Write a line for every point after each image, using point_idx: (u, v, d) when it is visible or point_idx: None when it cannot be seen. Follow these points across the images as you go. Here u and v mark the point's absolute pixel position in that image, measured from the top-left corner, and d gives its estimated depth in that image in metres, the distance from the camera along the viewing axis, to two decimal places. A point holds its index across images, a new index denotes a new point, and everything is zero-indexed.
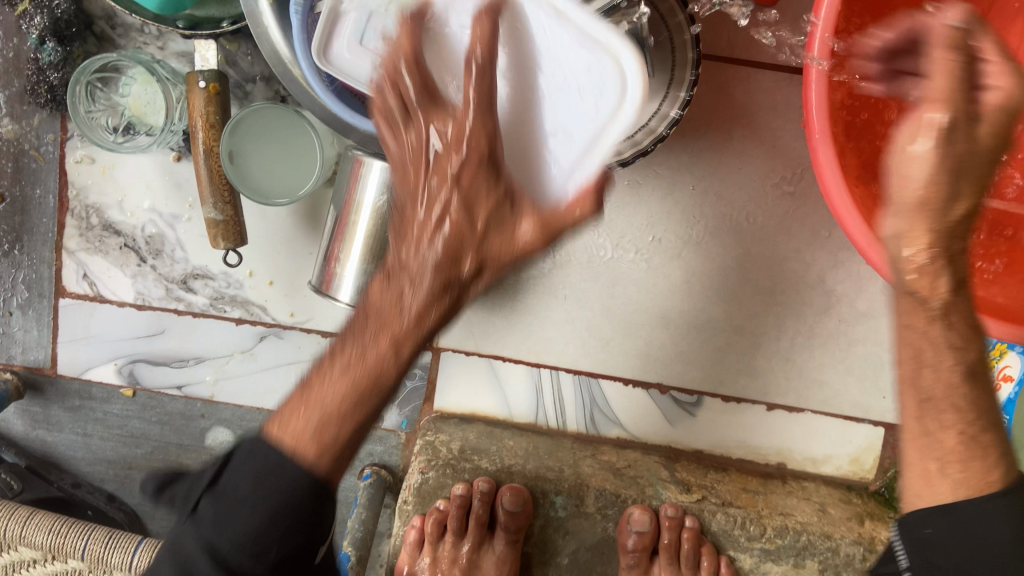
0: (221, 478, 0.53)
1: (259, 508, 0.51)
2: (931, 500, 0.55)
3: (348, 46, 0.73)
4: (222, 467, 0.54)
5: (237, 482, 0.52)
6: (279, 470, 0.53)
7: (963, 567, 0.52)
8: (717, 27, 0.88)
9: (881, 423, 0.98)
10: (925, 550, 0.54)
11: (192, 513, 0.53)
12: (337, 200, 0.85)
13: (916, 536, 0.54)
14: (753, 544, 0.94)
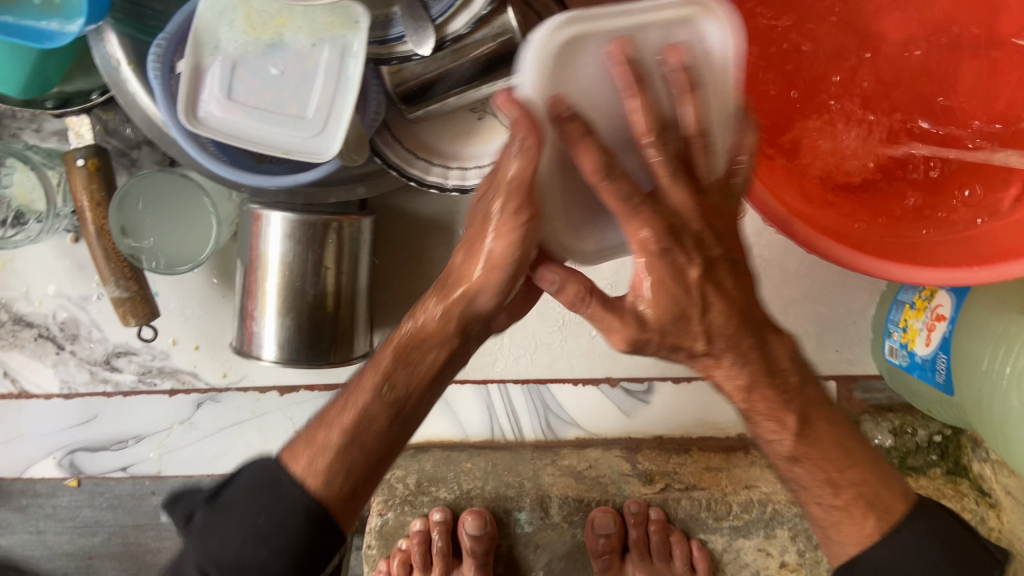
0: (222, 492, 0.60)
1: (246, 526, 0.57)
2: (897, 570, 0.63)
3: (218, 104, 0.70)
4: (225, 483, 0.61)
5: (233, 495, 0.59)
6: (274, 483, 0.58)
7: None
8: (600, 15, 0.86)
9: (832, 377, 0.98)
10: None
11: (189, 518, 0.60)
12: (241, 255, 0.82)
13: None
14: (722, 523, 0.93)
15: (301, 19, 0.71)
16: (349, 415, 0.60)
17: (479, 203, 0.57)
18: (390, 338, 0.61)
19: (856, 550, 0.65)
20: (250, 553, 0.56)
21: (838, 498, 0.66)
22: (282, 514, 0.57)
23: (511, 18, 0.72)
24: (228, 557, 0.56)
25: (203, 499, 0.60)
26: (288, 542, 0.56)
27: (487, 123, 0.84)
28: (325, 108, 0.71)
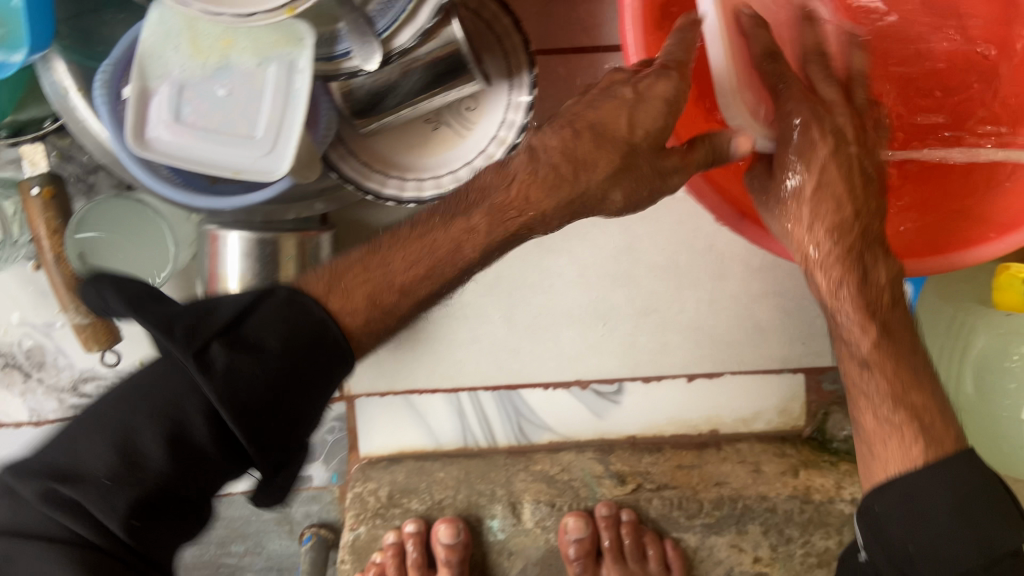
0: (241, 327, 0.57)
1: (278, 360, 0.57)
2: (901, 500, 0.65)
3: (165, 127, 0.71)
4: (240, 316, 0.58)
5: (266, 334, 0.58)
6: (310, 327, 0.60)
7: (909, 534, 0.64)
8: (552, 22, 0.87)
9: (799, 369, 0.99)
10: (877, 526, 0.66)
11: (200, 353, 0.55)
12: (201, 276, 0.83)
13: (871, 517, 0.67)
14: (693, 521, 0.96)
15: (245, 38, 0.71)
16: (399, 258, 0.65)
17: (585, 106, 0.64)
18: (468, 187, 0.67)
19: (891, 474, 0.66)
20: (279, 405, 0.57)
21: (895, 413, 0.68)
22: (315, 351, 0.59)
23: (456, 29, 0.72)
24: (253, 406, 0.55)
25: (211, 329, 0.56)
26: (286, 385, 0.57)
27: (442, 133, 0.84)
28: (274, 127, 0.71)
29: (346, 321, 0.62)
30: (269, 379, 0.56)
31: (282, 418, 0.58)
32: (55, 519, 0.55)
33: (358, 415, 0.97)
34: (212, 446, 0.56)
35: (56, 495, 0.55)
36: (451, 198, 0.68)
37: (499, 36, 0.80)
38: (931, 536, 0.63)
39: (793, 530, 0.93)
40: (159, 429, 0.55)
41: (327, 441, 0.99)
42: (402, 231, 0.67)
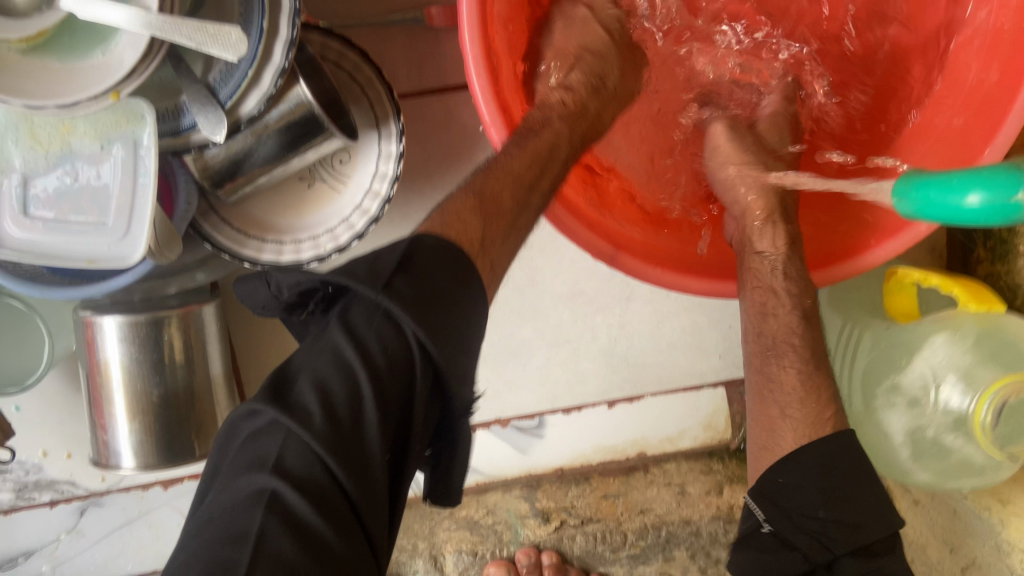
0: (409, 267, 0.50)
1: (439, 292, 0.50)
2: (791, 461, 0.64)
3: (13, 222, 0.68)
4: (403, 264, 0.50)
5: (427, 270, 0.50)
6: (457, 255, 0.53)
7: (802, 488, 0.63)
8: (422, 64, 0.86)
9: (720, 383, 0.97)
10: (776, 495, 0.63)
11: (389, 283, 0.48)
12: (83, 361, 0.80)
13: (771, 486, 0.64)
14: (619, 553, 0.99)
15: (85, 123, 0.69)
16: (470, 216, 0.57)
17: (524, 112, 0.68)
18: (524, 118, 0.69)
19: (800, 438, 0.65)
20: (459, 339, 0.50)
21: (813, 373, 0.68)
22: (451, 289, 0.50)
23: (304, 90, 0.70)
24: (435, 330, 0.48)
25: (389, 267, 0.50)
26: (464, 314, 0.50)
27: (317, 190, 0.82)
28: (125, 211, 0.68)
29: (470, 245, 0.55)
30: (445, 289, 0.50)
31: (458, 352, 0.49)
32: (274, 520, 0.43)
33: None
34: (401, 369, 0.48)
35: (291, 459, 0.45)
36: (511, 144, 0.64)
37: (363, 86, 0.78)
38: (830, 495, 0.62)
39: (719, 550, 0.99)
40: (350, 386, 0.47)
41: None
42: (488, 176, 0.61)
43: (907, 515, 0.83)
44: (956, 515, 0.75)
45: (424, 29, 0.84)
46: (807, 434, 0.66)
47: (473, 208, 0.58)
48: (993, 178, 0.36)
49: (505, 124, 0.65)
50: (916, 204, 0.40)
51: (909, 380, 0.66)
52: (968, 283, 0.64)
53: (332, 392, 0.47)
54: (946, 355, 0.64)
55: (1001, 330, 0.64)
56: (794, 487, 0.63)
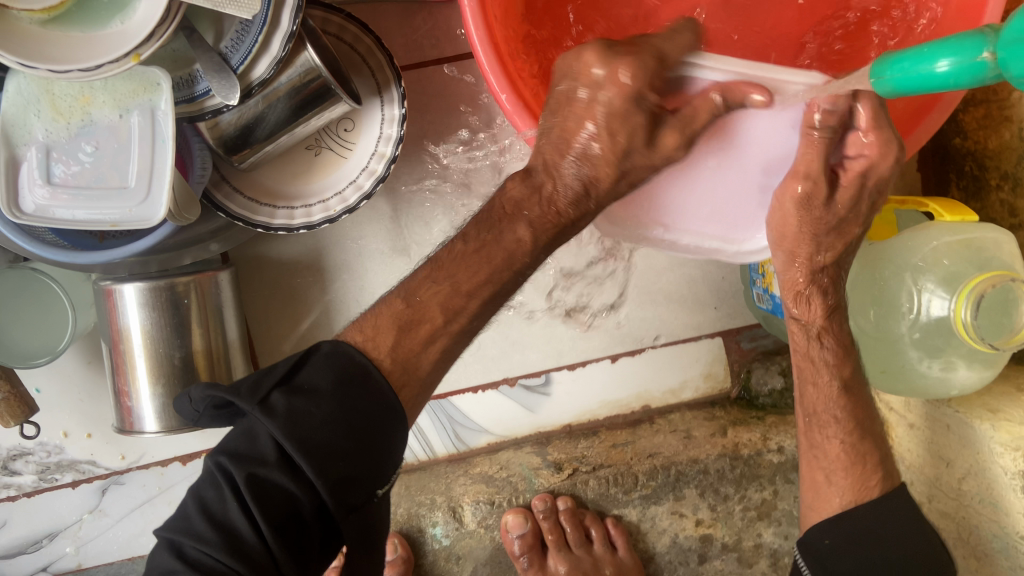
0: (296, 376, 0.60)
1: (324, 401, 0.59)
2: (827, 512, 0.72)
3: (39, 190, 0.71)
4: (295, 368, 0.61)
5: (315, 379, 0.60)
6: (354, 371, 0.61)
7: (859, 558, 0.69)
8: (417, 35, 0.90)
9: (717, 333, 1.01)
10: (826, 556, 0.70)
11: (267, 398, 0.59)
12: (104, 334, 0.82)
13: (817, 546, 0.71)
14: (632, 495, 0.94)
15: (104, 93, 0.72)
16: (385, 333, 0.64)
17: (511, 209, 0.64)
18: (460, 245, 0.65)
19: (844, 504, 0.71)
20: (340, 444, 0.58)
21: (858, 443, 0.72)
22: (334, 397, 0.59)
23: (311, 54, 0.74)
24: (313, 442, 0.57)
25: (272, 382, 0.60)
26: (349, 420, 0.59)
27: (324, 157, 0.86)
28: (145, 175, 0.72)
29: (379, 362, 0.63)
30: (327, 398, 0.59)
31: (333, 455, 0.58)
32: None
33: None
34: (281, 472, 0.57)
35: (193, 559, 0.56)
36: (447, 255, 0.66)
37: (363, 55, 0.82)
38: (881, 554, 0.69)
39: (728, 486, 0.93)
40: (226, 494, 0.57)
41: None
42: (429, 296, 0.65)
43: (902, 439, 0.87)
44: (948, 428, 0.79)
45: (418, 3, 0.89)
46: (852, 499, 0.72)
47: (393, 325, 0.64)
48: (960, 43, 0.41)
49: (501, 69, 0.67)
50: (894, 79, 0.45)
51: (891, 292, 0.70)
52: (945, 201, 0.71)
53: (214, 502, 0.57)
54: (923, 261, 0.68)
55: (980, 238, 0.68)
56: (840, 550, 0.70)
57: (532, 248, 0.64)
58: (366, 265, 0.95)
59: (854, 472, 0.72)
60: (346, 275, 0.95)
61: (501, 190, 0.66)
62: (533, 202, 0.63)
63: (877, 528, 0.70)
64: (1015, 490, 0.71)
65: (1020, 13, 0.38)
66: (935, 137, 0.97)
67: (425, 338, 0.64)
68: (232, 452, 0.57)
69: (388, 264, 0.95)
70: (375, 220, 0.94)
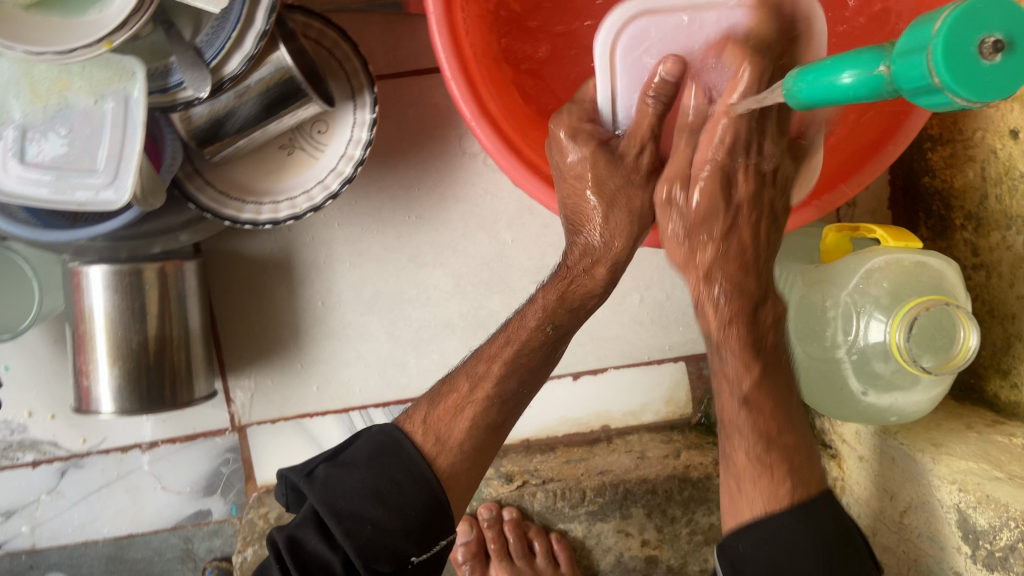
0: (341, 454, 0.67)
1: (361, 470, 0.65)
2: (744, 518, 0.65)
3: (10, 170, 0.74)
4: (344, 449, 0.68)
5: (356, 453, 0.67)
6: (394, 451, 0.66)
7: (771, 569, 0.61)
8: (397, 47, 0.92)
9: (680, 358, 1.01)
10: (739, 563, 0.63)
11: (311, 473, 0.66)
12: (69, 314, 0.84)
13: (733, 551, 0.64)
14: (578, 510, 0.94)
15: (81, 78, 0.75)
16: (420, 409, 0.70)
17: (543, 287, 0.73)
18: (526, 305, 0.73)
19: (756, 510, 0.64)
20: (368, 508, 0.62)
21: (768, 452, 0.65)
22: (374, 470, 0.65)
23: (283, 54, 0.76)
24: (347, 508, 0.62)
25: (323, 462, 0.68)
26: (378, 489, 0.63)
27: (297, 157, 0.89)
28: (114, 159, 0.74)
29: (412, 433, 0.68)
30: (360, 470, 0.64)
31: (360, 517, 0.62)
32: None
33: (250, 442, 0.99)
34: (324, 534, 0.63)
35: None
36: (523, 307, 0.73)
37: (341, 61, 0.85)
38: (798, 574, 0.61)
39: (675, 508, 0.93)
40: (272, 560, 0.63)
41: (221, 474, 0.99)
42: (485, 353, 0.72)
43: (853, 471, 0.86)
44: (893, 462, 0.78)
45: (400, 16, 0.92)
46: (764, 508, 0.64)
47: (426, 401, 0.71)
48: (860, 57, 0.42)
49: (463, 77, 0.72)
50: (805, 90, 0.46)
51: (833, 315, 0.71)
52: (890, 228, 0.72)
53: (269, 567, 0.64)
54: (865, 285, 0.69)
55: (925, 264, 0.69)
56: (752, 554, 0.63)
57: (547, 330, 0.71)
58: (336, 267, 0.97)
59: (762, 479, 0.65)
60: (315, 275, 0.97)
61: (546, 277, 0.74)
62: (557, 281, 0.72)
63: (803, 542, 0.62)
64: (950, 524, 0.70)
65: (911, 28, 0.39)
66: (907, 175, 0.98)
67: (451, 407, 0.69)
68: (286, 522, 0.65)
69: (357, 270, 0.97)
70: (346, 223, 0.96)
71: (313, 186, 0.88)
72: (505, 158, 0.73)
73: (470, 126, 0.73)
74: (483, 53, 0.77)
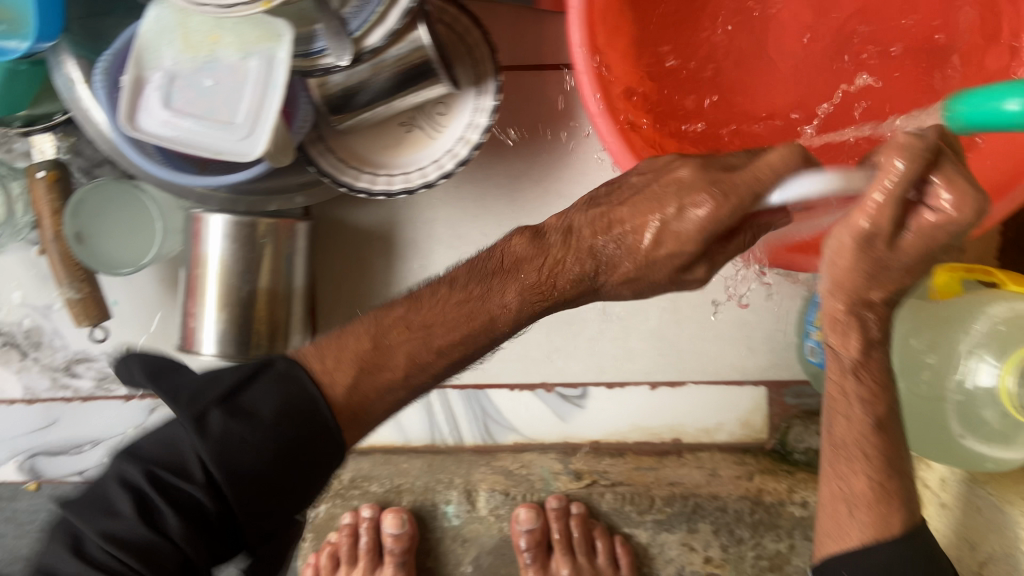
0: (239, 397, 0.62)
1: (264, 420, 0.61)
2: (848, 544, 0.70)
3: (155, 112, 0.78)
4: (238, 388, 0.63)
5: (256, 402, 0.62)
6: (302, 403, 0.63)
7: None
8: (523, 40, 0.94)
9: (762, 382, 0.99)
10: None
11: (201, 420, 0.60)
12: (185, 259, 0.89)
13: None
14: (645, 517, 0.97)
15: (232, 35, 0.79)
16: (350, 369, 0.66)
17: (507, 255, 0.68)
18: (501, 252, 0.68)
19: (867, 539, 0.69)
20: (256, 461, 0.60)
21: (884, 481, 0.69)
22: (273, 418, 0.62)
23: (422, 33, 0.79)
24: (238, 461, 0.60)
25: (214, 398, 0.61)
26: (279, 446, 0.61)
27: (415, 135, 0.92)
28: (253, 115, 0.78)
29: (327, 390, 0.65)
30: (264, 416, 0.61)
31: (249, 469, 0.60)
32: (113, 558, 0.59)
33: None
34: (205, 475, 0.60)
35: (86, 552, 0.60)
36: (486, 254, 0.70)
37: (470, 46, 0.87)
38: None
39: (743, 530, 0.94)
40: (142, 486, 0.60)
41: None
42: (443, 308, 0.68)
43: (934, 518, 0.85)
44: (979, 511, 0.77)
45: (530, 13, 0.94)
46: (874, 535, 0.69)
47: (360, 360, 0.67)
48: None
49: (594, 73, 0.73)
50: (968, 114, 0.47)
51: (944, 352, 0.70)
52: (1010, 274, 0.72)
53: (130, 480, 0.61)
54: (980, 327, 0.68)
55: None
56: None
57: (513, 315, 0.68)
58: (434, 247, 0.99)
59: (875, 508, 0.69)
60: (412, 252, 0.99)
61: (507, 242, 0.69)
62: (531, 265, 0.66)
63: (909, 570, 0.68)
64: None
65: None
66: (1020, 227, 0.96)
67: (391, 382, 0.68)
68: (158, 457, 0.62)
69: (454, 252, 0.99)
70: (449, 205, 0.98)
71: (427, 163, 0.90)
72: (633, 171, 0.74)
73: (593, 121, 0.74)
74: (615, 53, 0.78)
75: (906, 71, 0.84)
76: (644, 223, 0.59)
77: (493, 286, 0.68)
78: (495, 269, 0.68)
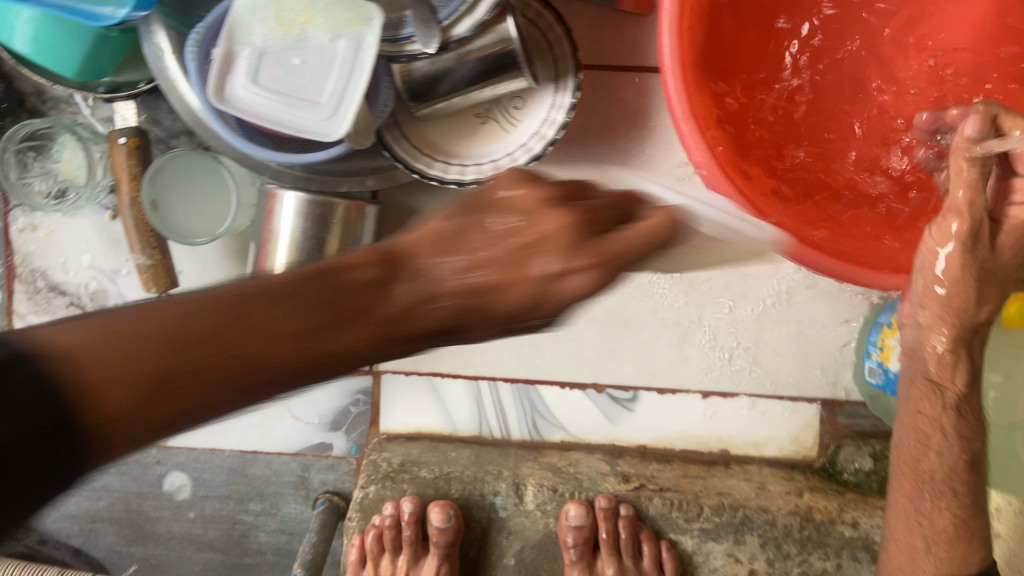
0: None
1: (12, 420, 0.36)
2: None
3: (243, 86, 0.79)
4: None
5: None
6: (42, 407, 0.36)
7: None
8: (602, 41, 0.95)
9: (816, 400, 0.99)
10: None
11: None
12: (257, 233, 0.90)
13: None
14: (692, 525, 0.97)
15: (322, 16, 0.79)
16: (160, 351, 0.40)
17: (346, 274, 0.48)
18: (337, 269, 0.48)
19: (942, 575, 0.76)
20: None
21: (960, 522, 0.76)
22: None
23: (510, 26, 0.79)
24: None
25: None
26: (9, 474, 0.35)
27: (490, 127, 0.92)
28: (338, 95, 0.79)
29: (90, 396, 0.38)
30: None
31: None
32: None
33: (382, 389, 1.02)
34: None
35: None
36: (319, 269, 0.47)
37: (551, 43, 0.87)
38: None
39: (791, 545, 0.94)
40: None
41: (349, 413, 1.03)
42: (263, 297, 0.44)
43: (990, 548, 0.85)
44: None
45: (610, 14, 0.94)
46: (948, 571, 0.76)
47: (159, 359, 0.40)
48: None
49: (682, 76, 0.72)
50: None
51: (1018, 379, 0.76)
52: None
53: None
54: None
55: None
56: None
57: (362, 350, 0.47)
58: None
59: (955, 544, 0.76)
60: None
61: (344, 262, 0.49)
62: (367, 299, 0.47)
63: None
64: None
65: None
66: None
67: (202, 403, 0.41)
68: None
69: None
70: None
71: (500, 156, 0.91)
72: (716, 179, 0.73)
73: (677, 124, 0.74)
74: (701, 58, 0.78)
75: (985, 99, 0.84)
76: (515, 280, 0.50)
77: (372, 303, 0.47)
78: (358, 288, 0.47)
